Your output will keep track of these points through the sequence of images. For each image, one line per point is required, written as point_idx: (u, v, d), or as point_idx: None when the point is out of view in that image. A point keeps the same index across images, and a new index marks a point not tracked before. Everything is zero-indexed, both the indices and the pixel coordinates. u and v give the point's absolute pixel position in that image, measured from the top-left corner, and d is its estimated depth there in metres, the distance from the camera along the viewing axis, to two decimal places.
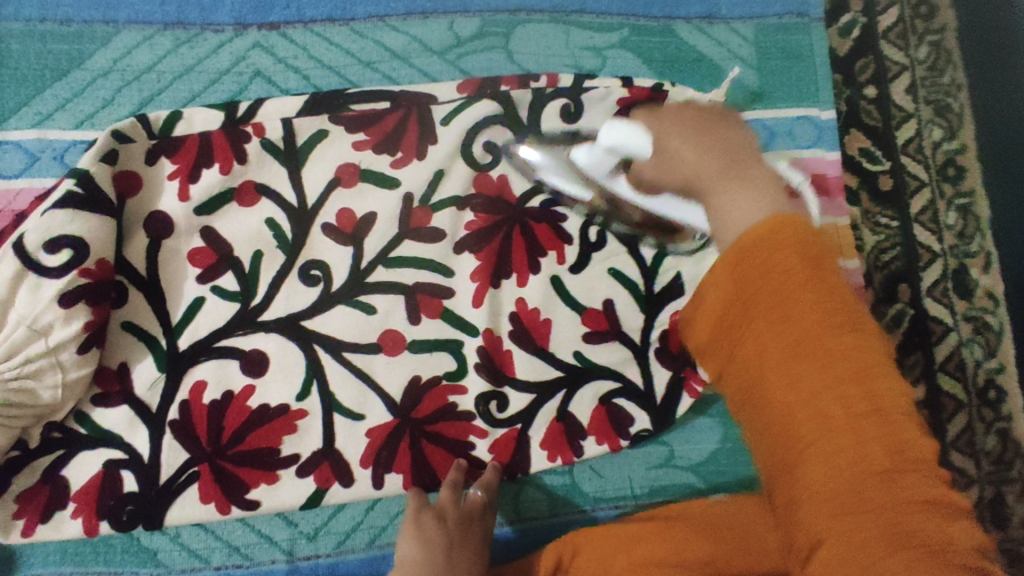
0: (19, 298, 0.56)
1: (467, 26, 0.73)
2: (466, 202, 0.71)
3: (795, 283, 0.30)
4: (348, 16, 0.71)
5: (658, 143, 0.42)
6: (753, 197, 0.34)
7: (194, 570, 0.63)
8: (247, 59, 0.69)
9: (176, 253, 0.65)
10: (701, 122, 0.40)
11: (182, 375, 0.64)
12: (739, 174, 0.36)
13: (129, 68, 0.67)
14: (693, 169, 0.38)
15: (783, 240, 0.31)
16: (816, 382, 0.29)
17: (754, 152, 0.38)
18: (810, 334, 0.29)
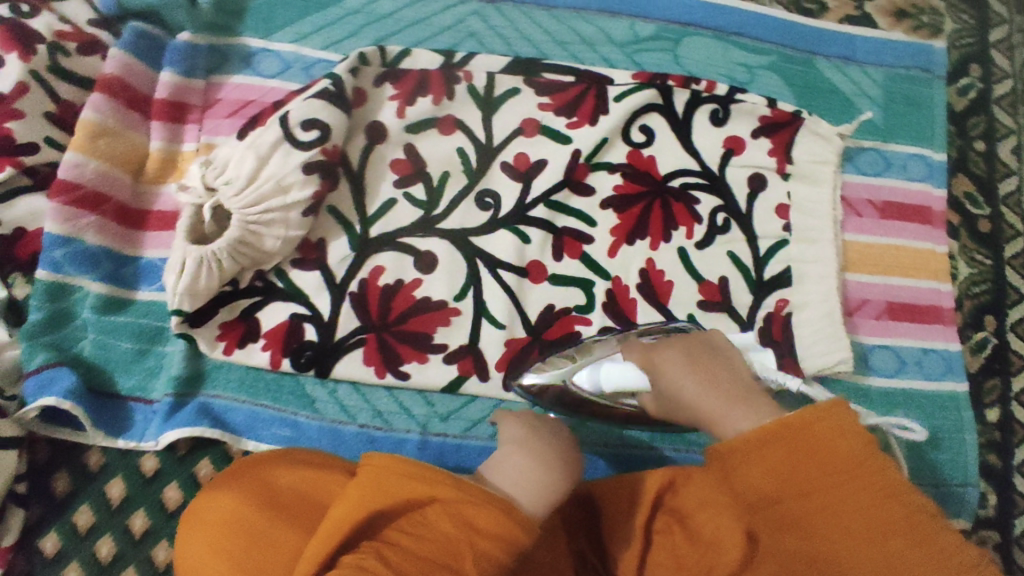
0: (273, 161, 0.70)
1: (646, 28, 0.86)
2: (616, 168, 0.82)
3: (839, 439, 0.46)
4: (551, 3, 0.85)
5: (668, 380, 0.58)
6: (755, 415, 0.52)
7: (341, 422, 0.72)
8: (465, 22, 0.84)
9: (381, 159, 0.79)
10: (696, 356, 0.59)
11: (367, 259, 0.76)
12: (735, 407, 0.53)
13: (373, 12, 0.82)
14: (705, 399, 0.55)
15: (825, 415, 0.47)
16: (864, 485, 0.44)
17: (734, 374, 0.57)
18: (833, 465, 0.45)
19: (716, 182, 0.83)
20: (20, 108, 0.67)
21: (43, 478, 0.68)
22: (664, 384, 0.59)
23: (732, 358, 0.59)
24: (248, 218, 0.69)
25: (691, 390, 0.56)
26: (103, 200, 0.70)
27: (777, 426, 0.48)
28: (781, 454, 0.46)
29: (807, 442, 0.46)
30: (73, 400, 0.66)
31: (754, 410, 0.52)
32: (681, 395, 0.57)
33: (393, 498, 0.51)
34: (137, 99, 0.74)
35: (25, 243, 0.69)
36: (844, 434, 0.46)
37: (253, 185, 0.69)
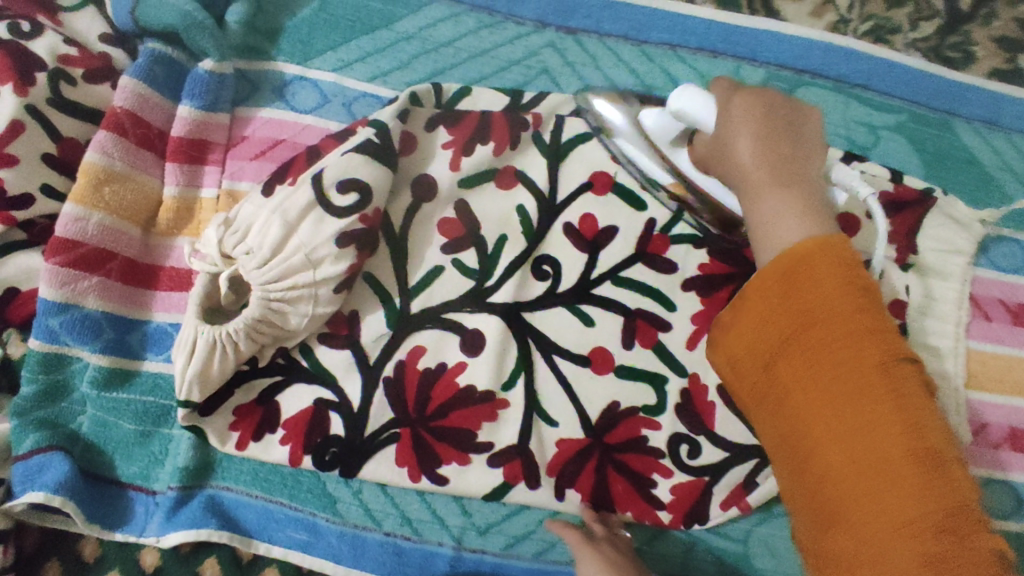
0: (302, 229, 0.59)
1: (752, 75, 0.71)
2: (705, 242, 0.69)
3: (832, 278, 0.41)
4: (641, 37, 0.71)
5: (726, 139, 0.51)
6: (800, 218, 0.45)
7: (366, 528, 0.63)
8: (539, 55, 0.70)
9: (429, 218, 0.67)
10: (770, 122, 0.50)
11: (405, 336, 0.66)
12: (788, 191, 0.47)
13: (430, 38, 0.70)
14: (764, 168, 0.48)
15: (812, 255, 0.42)
16: (794, 315, 0.41)
17: (803, 148, 0.49)
18: (841, 301, 0.40)
19: None
20: (12, 151, 0.56)
21: (31, 569, 0.60)
22: (721, 148, 0.51)
23: (812, 144, 0.50)
24: (269, 295, 0.58)
25: (748, 153, 0.49)
26: (109, 258, 0.60)
27: (786, 261, 0.43)
28: (785, 284, 0.43)
29: (806, 287, 0.41)
30: (63, 493, 0.58)
31: (802, 223, 0.45)
32: (732, 165, 0.50)
33: None
34: (151, 136, 0.63)
35: (18, 306, 0.59)
36: (849, 306, 0.40)
37: (278, 257, 0.58)
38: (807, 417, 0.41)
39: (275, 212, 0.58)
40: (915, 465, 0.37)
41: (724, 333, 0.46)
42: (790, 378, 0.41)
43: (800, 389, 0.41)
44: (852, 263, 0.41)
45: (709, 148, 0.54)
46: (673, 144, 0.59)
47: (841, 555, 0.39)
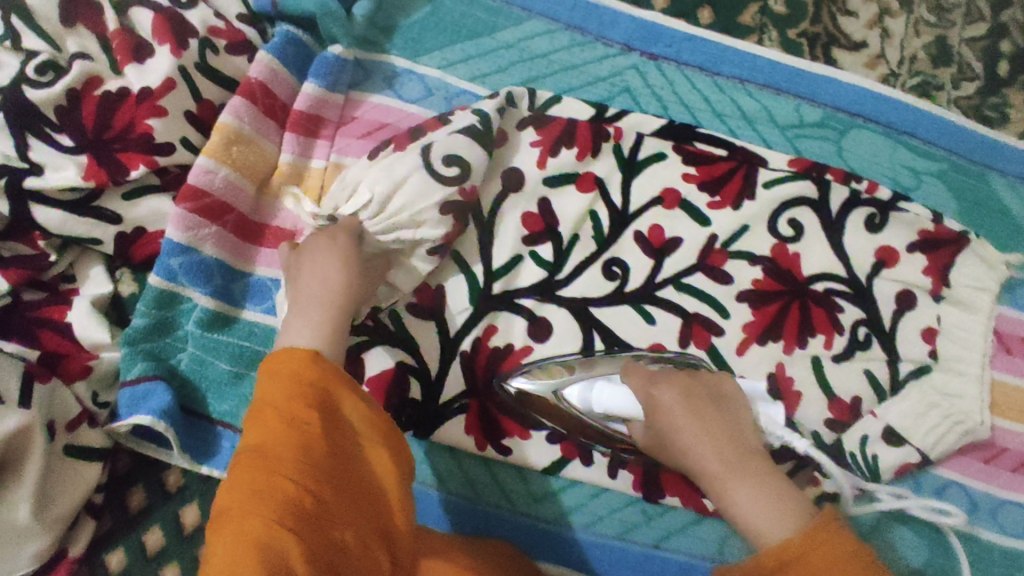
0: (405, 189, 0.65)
1: (812, 113, 0.79)
2: (758, 260, 0.75)
3: (816, 538, 0.48)
4: (716, 69, 0.79)
5: (673, 438, 0.58)
6: (772, 507, 0.52)
7: (431, 487, 0.70)
8: (623, 75, 0.78)
9: (513, 208, 0.73)
10: (697, 400, 0.59)
11: (482, 315, 0.71)
12: (748, 477, 0.54)
13: (527, 50, 0.77)
14: (716, 460, 0.55)
15: (817, 542, 0.47)
16: (801, 574, 0.47)
17: (733, 420, 0.59)
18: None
19: (863, 292, 0.76)
20: (162, 104, 0.63)
21: (119, 492, 0.66)
22: (667, 418, 0.59)
23: (736, 406, 0.60)
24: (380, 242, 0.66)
25: (705, 456, 0.56)
26: (228, 212, 0.66)
27: (801, 538, 0.48)
28: (800, 568, 0.47)
29: (818, 561, 0.47)
30: (167, 420, 0.62)
31: (771, 498, 0.52)
32: (688, 448, 0.57)
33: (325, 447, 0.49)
34: (275, 107, 0.69)
35: (140, 246, 0.65)
36: (847, 553, 0.46)
37: (385, 210, 0.65)
38: None
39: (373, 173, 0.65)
40: None
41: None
42: None
43: None
44: (841, 527, 0.48)
45: (648, 442, 0.63)
46: (609, 417, 0.66)
47: None
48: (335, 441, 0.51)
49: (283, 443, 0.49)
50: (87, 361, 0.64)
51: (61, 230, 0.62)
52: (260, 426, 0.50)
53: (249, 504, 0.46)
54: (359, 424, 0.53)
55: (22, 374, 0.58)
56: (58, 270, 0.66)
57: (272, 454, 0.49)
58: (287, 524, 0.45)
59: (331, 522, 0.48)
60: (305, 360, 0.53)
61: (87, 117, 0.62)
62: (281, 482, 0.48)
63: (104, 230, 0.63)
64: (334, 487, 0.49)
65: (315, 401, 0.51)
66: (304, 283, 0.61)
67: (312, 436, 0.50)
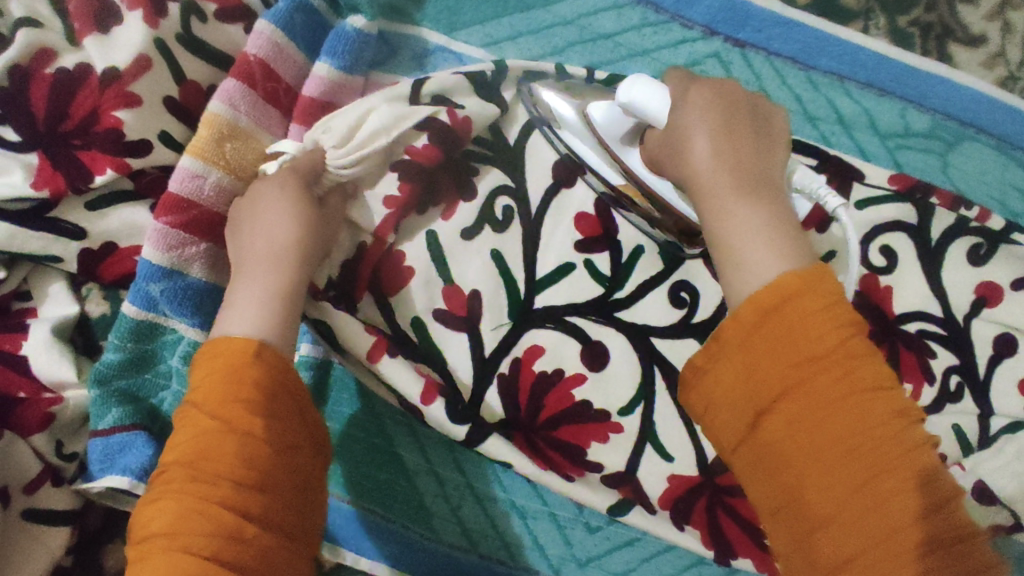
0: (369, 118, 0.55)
1: (919, 120, 0.67)
2: None
3: (824, 312, 0.37)
4: (810, 62, 0.66)
5: (684, 135, 0.46)
6: (766, 245, 0.41)
7: (459, 548, 0.59)
8: (702, 65, 0.64)
9: (565, 210, 0.61)
10: (730, 113, 0.46)
11: (524, 333, 0.59)
12: (754, 206, 0.42)
13: (590, 28, 0.63)
14: (728, 176, 0.43)
15: (802, 284, 0.38)
16: (782, 353, 0.37)
17: (770, 157, 0.46)
18: (804, 345, 0.37)
19: (957, 333, 0.65)
20: (134, 90, 0.49)
21: (95, 551, 0.56)
22: (681, 137, 0.47)
23: (773, 135, 0.47)
24: (331, 167, 0.54)
25: (706, 156, 0.44)
26: (220, 224, 0.53)
27: (788, 278, 0.39)
28: (786, 309, 0.38)
29: (809, 320, 0.37)
30: (149, 482, 0.52)
31: (776, 231, 0.41)
32: (694, 170, 0.45)
33: (235, 409, 0.43)
34: (279, 91, 0.56)
35: (111, 264, 0.52)
36: (842, 329, 0.37)
37: (352, 140, 0.55)
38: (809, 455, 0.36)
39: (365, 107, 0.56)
40: (901, 485, 0.35)
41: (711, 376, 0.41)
42: (795, 402, 0.37)
43: (851, 445, 0.35)
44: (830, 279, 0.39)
45: (658, 149, 0.50)
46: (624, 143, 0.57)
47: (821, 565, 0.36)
48: (281, 448, 0.44)
49: (222, 452, 0.41)
50: (47, 408, 0.52)
51: (10, 246, 0.49)
52: (194, 436, 0.42)
53: (178, 526, 0.39)
54: (304, 434, 0.46)
55: None
56: (10, 286, 0.54)
57: (206, 466, 0.41)
58: (223, 556, 0.39)
59: (271, 551, 0.41)
60: (245, 353, 0.45)
61: (38, 104, 0.48)
62: (216, 510, 0.40)
63: (64, 246, 0.50)
64: (270, 490, 0.42)
65: (241, 387, 0.43)
66: (256, 244, 0.50)
67: (257, 449, 0.42)
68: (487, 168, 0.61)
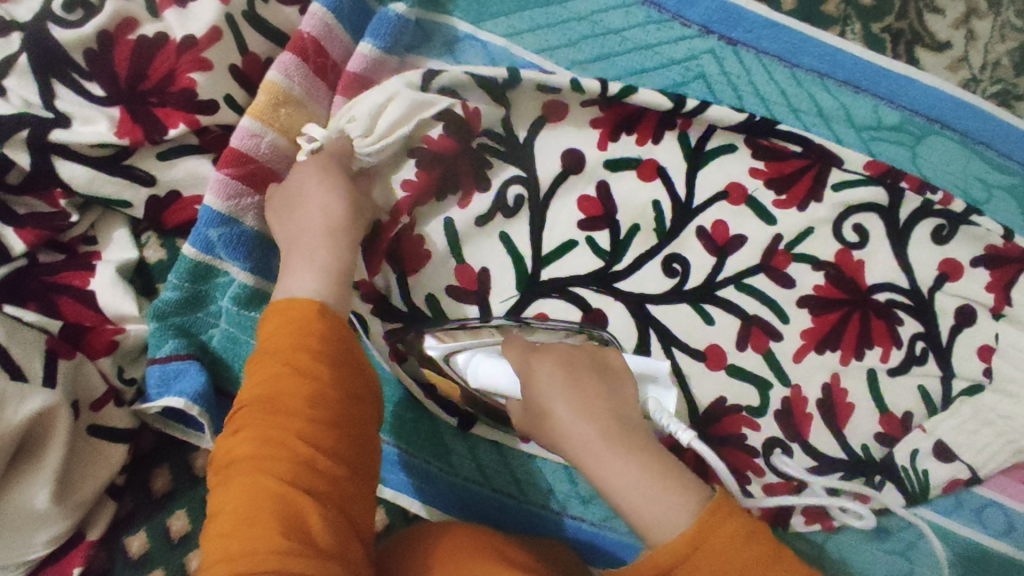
0: (390, 108, 0.61)
1: (890, 115, 0.74)
2: (822, 265, 0.72)
3: (735, 548, 0.40)
4: (794, 61, 0.74)
5: (542, 403, 0.48)
6: (661, 477, 0.43)
7: (475, 482, 0.65)
8: (699, 60, 0.72)
9: (572, 191, 0.69)
10: (579, 372, 0.49)
11: (529, 303, 0.67)
12: (631, 459, 0.44)
13: (601, 23, 0.71)
14: (598, 438, 0.45)
15: (714, 522, 0.40)
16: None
17: (626, 405, 0.48)
18: (715, 569, 0.39)
19: (922, 305, 0.72)
20: (207, 57, 0.56)
21: (143, 472, 0.62)
22: (539, 407, 0.48)
23: (621, 379, 0.50)
24: (360, 153, 0.61)
25: (575, 422, 0.46)
26: (273, 181, 0.60)
27: (696, 525, 0.41)
28: (695, 537, 0.40)
29: (714, 556, 0.40)
30: (201, 404, 0.57)
31: (655, 478, 0.43)
32: (559, 427, 0.47)
33: (306, 357, 0.49)
34: (327, 66, 0.63)
35: (174, 211, 0.60)
36: (745, 558, 0.40)
37: (376, 129, 0.61)
38: None
39: (386, 99, 0.61)
40: None
41: (660, 571, 0.41)
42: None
43: None
44: (738, 513, 0.41)
45: (522, 419, 0.52)
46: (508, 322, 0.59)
47: None
48: (348, 394, 0.50)
49: (296, 394, 0.47)
50: (113, 335, 0.58)
51: (89, 190, 0.56)
52: (271, 379, 0.48)
53: (263, 454, 0.45)
54: (364, 381, 0.52)
55: (45, 352, 0.53)
56: (78, 230, 0.60)
57: (284, 404, 0.47)
58: (303, 482, 0.45)
59: (342, 480, 0.47)
60: (313, 310, 0.51)
61: (120, 64, 0.55)
62: (295, 442, 0.46)
63: (133, 191, 0.57)
64: (340, 429, 0.48)
65: (310, 340, 0.49)
66: (302, 219, 0.57)
67: (326, 392, 0.48)
68: (500, 164, 0.68)
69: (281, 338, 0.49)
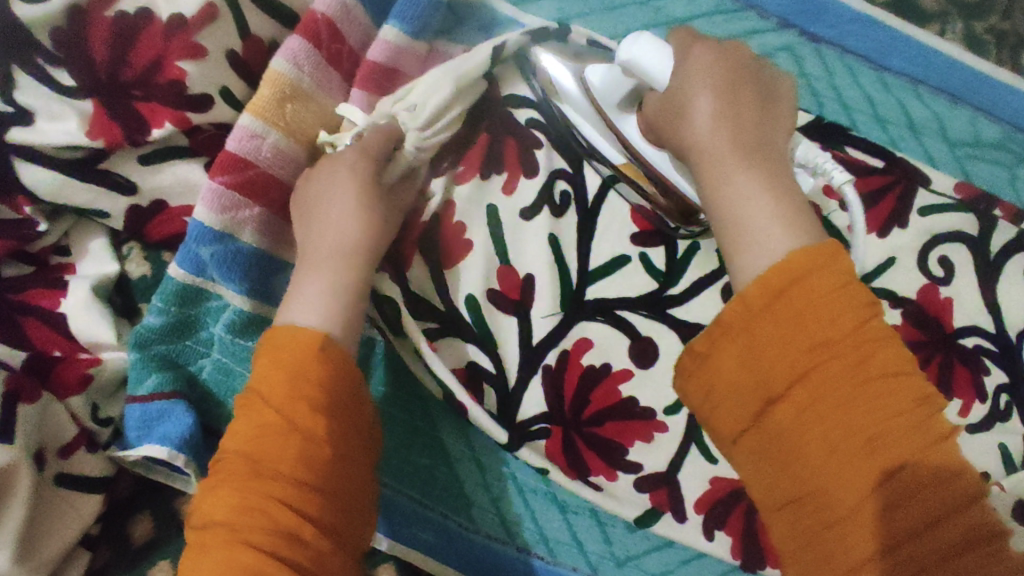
0: (449, 90, 0.53)
1: (989, 130, 0.65)
2: (902, 302, 0.61)
3: (838, 295, 0.35)
4: (884, 62, 0.64)
5: (685, 95, 0.45)
6: (771, 195, 0.40)
7: (499, 541, 0.57)
8: (774, 58, 0.62)
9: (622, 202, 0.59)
10: (737, 87, 0.44)
11: (573, 326, 0.56)
12: (752, 167, 0.41)
13: (664, 11, 0.62)
14: (730, 135, 0.42)
15: (825, 262, 0.36)
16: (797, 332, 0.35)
17: (766, 117, 0.43)
18: (813, 333, 0.35)
19: (1010, 350, 0.62)
20: (200, 41, 0.47)
21: (120, 518, 0.54)
22: (690, 78, 0.45)
23: (778, 91, 0.46)
24: (417, 144, 0.52)
25: (711, 120, 0.43)
26: (277, 187, 0.51)
27: (806, 257, 0.36)
28: (794, 290, 0.36)
29: (821, 312, 0.35)
30: (187, 453, 0.49)
31: (772, 217, 0.39)
32: (692, 136, 0.43)
33: (299, 408, 0.41)
34: (343, 54, 0.54)
35: (159, 223, 0.51)
36: (863, 324, 0.35)
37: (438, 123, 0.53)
38: (834, 403, 0.34)
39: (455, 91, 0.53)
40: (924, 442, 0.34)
41: (738, 334, 0.37)
42: (815, 358, 0.35)
43: (871, 390, 0.34)
44: (846, 259, 0.37)
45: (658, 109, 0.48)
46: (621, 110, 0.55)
47: (824, 529, 0.34)
48: (346, 449, 0.42)
49: (282, 453, 0.40)
50: (85, 369, 0.50)
51: (57, 198, 0.47)
52: (258, 432, 0.41)
53: (238, 520, 0.38)
54: (365, 437, 0.44)
55: (4, 394, 0.45)
56: (49, 240, 0.51)
57: (267, 464, 0.40)
58: (279, 554, 0.38)
59: (327, 556, 0.40)
60: (313, 345, 0.43)
61: (96, 48, 0.45)
62: (275, 507, 0.39)
63: (112, 201, 0.49)
64: (332, 496, 0.41)
65: (307, 387, 0.42)
66: (324, 238, 0.48)
67: (317, 451, 0.40)
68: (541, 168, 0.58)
69: (273, 382, 0.42)
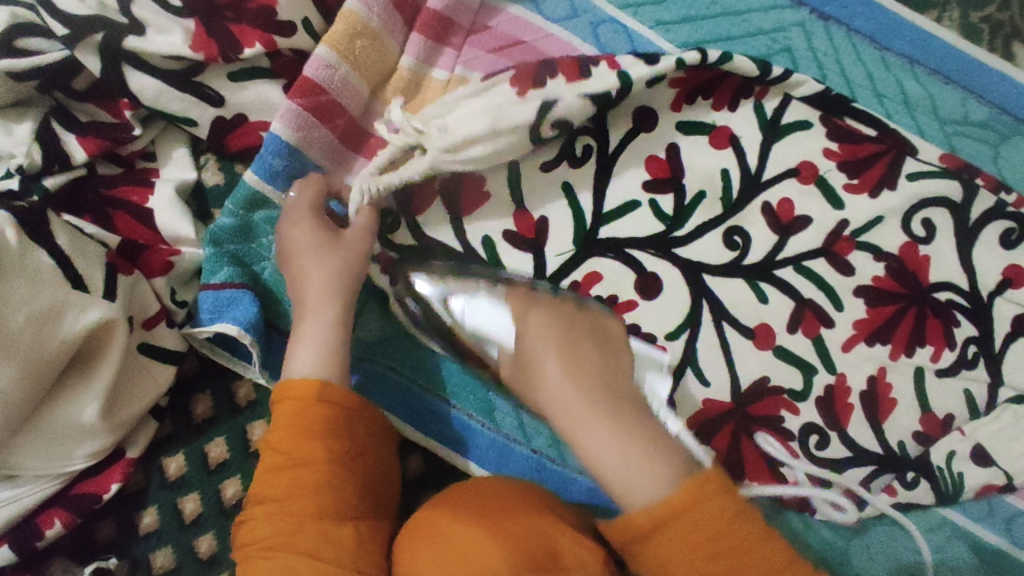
0: (481, 130, 0.57)
1: (978, 111, 0.71)
2: (884, 256, 0.68)
3: (714, 522, 0.42)
4: (886, 43, 0.71)
5: (533, 352, 0.55)
6: (625, 446, 0.47)
7: (515, 440, 0.64)
8: (787, 32, 0.70)
9: (641, 149, 0.67)
10: (576, 343, 0.54)
11: (585, 260, 0.66)
12: (607, 424, 0.48)
13: None
14: (583, 409, 0.49)
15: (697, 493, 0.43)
16: (695, 552, 0.41)
17: (604, 367, 0.53)
18: (701, 531, 0.42)
19: (981, 308, 0.68)
20: None
21: (186, 396, 0.62)
22: (536, 340, 0.55)
23: (613, 343, 0.56)
24: (436, 165, 0.58)
25: (564, 390, 0.51)
26: (342, 114, 0.59)
27: (676, 490, 0.43)
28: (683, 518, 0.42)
29: (700, 520, 0.42)
30: (252, 334, 0.56)
31: (641, 454, 0.46)
32: (559, 393, 0.51)
33: (309, 444, 0.50)
34: (407, 1, 0.62)
35: (239, 136, 0.58)
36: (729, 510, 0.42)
37: (462, 152, 0.58)
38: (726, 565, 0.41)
39: (490, 130, 0.57)
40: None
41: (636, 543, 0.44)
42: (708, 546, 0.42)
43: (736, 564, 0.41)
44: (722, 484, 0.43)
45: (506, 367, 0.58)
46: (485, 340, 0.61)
47: None
48: (349, 455, 0.51)
49: (307, 481, 0.49)
50: (168, 257, 0.57)
51: (156, 103, 0.54)
52: (276, 472, 0.50)
53: (285, 538, 0.47)
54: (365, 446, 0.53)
55: (105, 264, 0.53)
56: (139, 145, 0.58)
57: (295, 494, 0.49)
58: (323, 551, 0.47)
59: (365, 543, 0.49)
60: (305, 393, 0.51)
61: None
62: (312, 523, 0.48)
63: (202, 110, 0.56)
64: (351, 499, 0.50)
65: (313, 425, 0.50)
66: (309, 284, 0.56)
67: (329, 474, 0.50)
68: None
69: (280, 427, 0.51)
